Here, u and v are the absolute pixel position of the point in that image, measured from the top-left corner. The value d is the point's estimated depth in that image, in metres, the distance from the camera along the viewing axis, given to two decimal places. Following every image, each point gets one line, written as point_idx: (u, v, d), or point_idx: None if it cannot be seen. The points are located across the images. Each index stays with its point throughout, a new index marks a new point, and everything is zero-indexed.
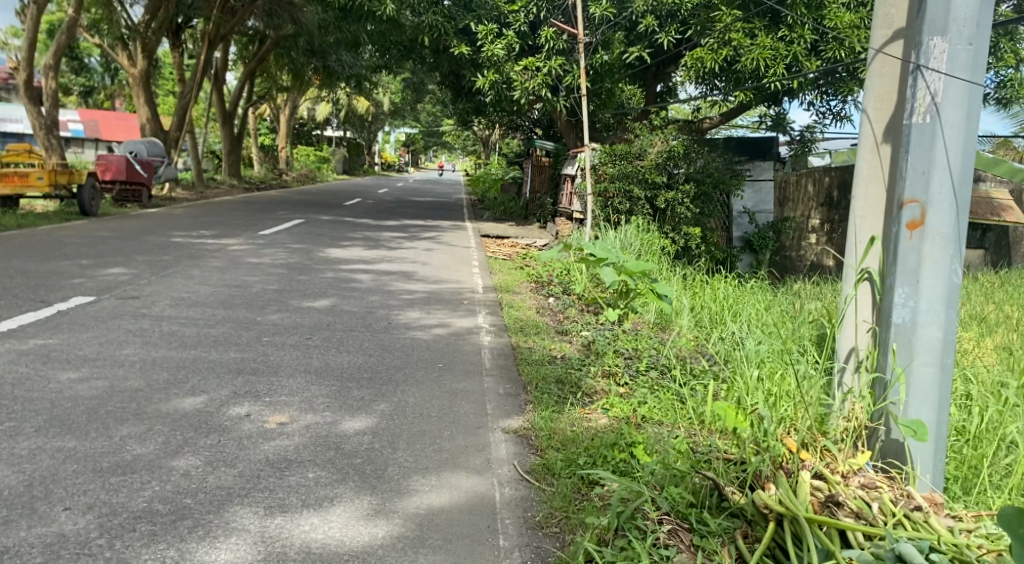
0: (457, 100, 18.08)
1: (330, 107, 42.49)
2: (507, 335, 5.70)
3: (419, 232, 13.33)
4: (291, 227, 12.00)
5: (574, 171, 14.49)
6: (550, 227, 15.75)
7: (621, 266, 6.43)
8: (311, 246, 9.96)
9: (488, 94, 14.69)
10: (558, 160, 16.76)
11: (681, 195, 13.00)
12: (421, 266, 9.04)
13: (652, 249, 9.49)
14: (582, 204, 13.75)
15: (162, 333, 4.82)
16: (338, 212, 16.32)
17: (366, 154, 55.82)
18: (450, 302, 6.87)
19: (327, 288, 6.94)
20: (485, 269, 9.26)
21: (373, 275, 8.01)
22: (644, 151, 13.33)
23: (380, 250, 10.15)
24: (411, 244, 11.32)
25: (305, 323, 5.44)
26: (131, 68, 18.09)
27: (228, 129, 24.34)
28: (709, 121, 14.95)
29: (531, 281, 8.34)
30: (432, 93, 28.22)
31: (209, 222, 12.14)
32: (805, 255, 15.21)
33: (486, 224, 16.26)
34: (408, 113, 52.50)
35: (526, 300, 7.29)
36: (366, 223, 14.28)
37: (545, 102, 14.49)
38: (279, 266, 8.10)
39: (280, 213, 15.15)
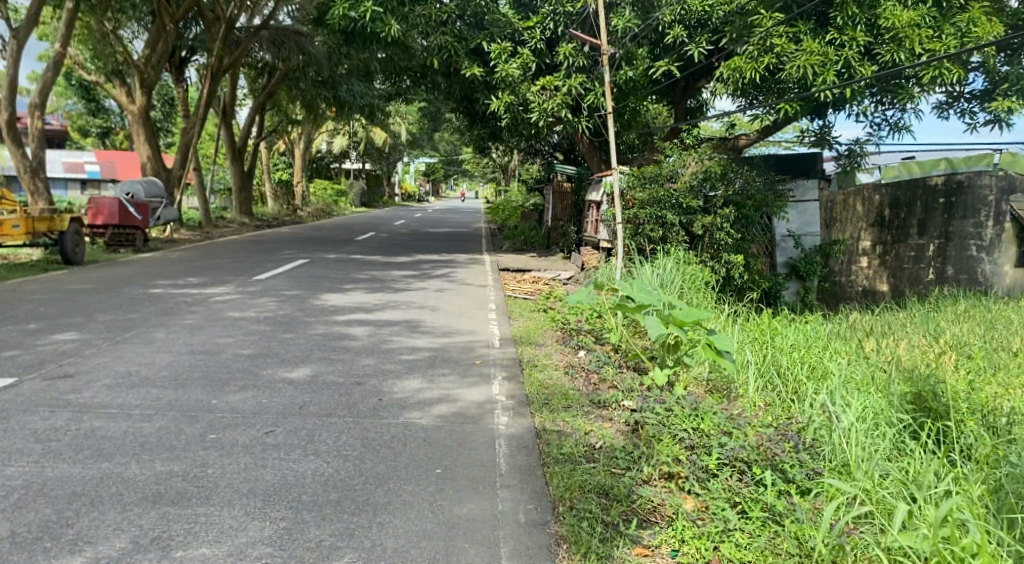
0: (472, 126, 17.06)
1: (347, 139, 41.83)
2: (528, 411, 4.51)
3: (433, 269, 12.21)
4: (291, 270, 10.98)
5: (600, 197, 13.35)
6: (575, 258, 14.55)
7: (669, 315, 5.18)
8: (309, 293, 8.90)
9: (504, 118, 13.66)
10: (580, 185, 15.58)
11: (720, 219, 11.77)
12: (430, 313, 7.91)
13: (696, 285, 8.27)
14: (610, 233, 12.58)
15: (77, 431, 3.74)
16: (347, 249, 15.30)
17: (385, 184, 55.13)
18: (460, 363, 5.70)
19: (313, 351, 5.82)
20: (505, 313, 8.08)
21: (372, 327, 6.89)
22: (676, 172, 12.14)
23: (385, 295, 9.05)
24: (422, 285, 10.21)
25: (272, 407, 4.32)
26: (130, 105, 17.39)
27: (238, 165, 23.62)
28: (745, 139, 13.74)
29: (557, 328, 7.12)
30: (449, 121, 27.35)
31: (203, 268, 11.16)
32: (855, 281, 14.07)
33: (506, 257, 15.11)
34: (427, 142, 51.77)
35: (552, 356, 6.07)
36: (376, 261, 13.24)
37: (565, 123, 13.39)
38: (264, 320, 7.03)
39: (285, 252, 14.18)
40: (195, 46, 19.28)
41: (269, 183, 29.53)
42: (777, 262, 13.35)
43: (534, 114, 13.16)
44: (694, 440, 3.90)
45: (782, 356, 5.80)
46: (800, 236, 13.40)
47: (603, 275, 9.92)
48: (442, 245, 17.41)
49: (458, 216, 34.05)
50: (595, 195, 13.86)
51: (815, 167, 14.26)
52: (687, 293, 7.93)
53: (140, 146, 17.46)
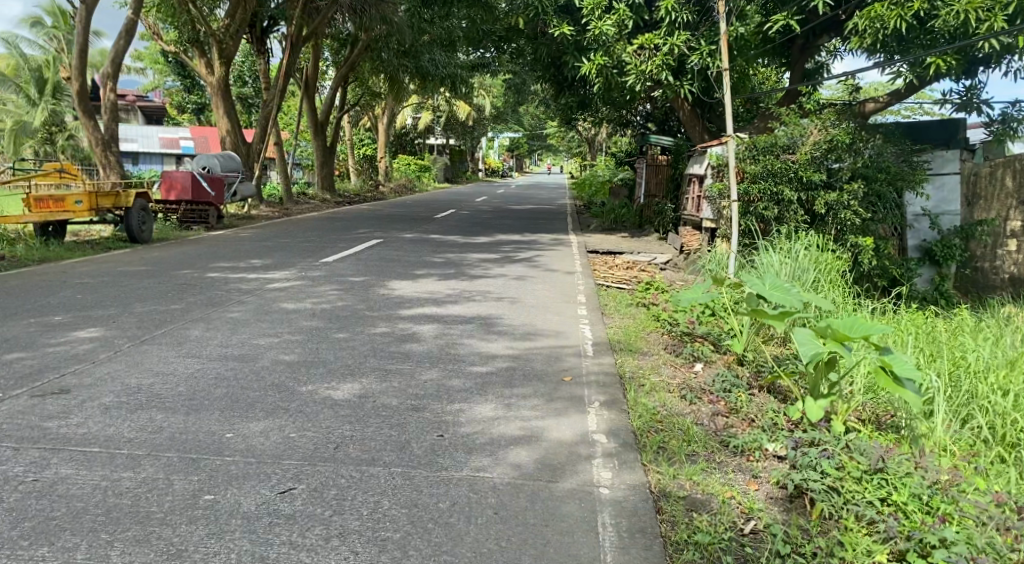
0: (560, 95, 15.78)
1: (431, 113, 41.10)
2: (638, 460, 3.31)
3: (515, 252, 11.11)
4: (362, 251, 10.08)
5: (704, 170, 11.91)
6: (673, 240, 13.14)
7: (828, 328, 3.92)
8: (375, 280, 7.94)
9: (595, 82, 12.36)
10: (679, 158, 14.09)
11: (845, 196, 10.15)
12: (510, 307, 6.77)
13: (832, 277, 6.87)
14: (716, 211, 11.20)
15: (37, 480, 2.83)
16: (424, 227, 14.37)
17: (468, 159, 54.38)
18: (545, 378, 4.55)
19: (366, 358, 4.78)
20: (597, 307, 6.88)
21: (440, 326, 5.81)
22: (794, 142, 10.64)
23: (460, 283, 7.98)
24: (502, 271, 9.10)
25: (298, 447, 3.29)
26: (206, 76, 16.91)
27: (320, 140, 23.16)
28: (874, 103, 11.92)
29: (664, 329, 5.89)
30: (533, 92, 26.09)
31: (271, 248, 10.42)
32: (1001, 268, 11.94)
33: (595, 238, 13.83)
34: (512, 116, 50.54)
35: (664, 370, 4.87)
36: (454, 242, 12.23)
37: (665, 88, 11.97)
38: (319, 314, 6.06)
39: (359, 231, 13.37)
40: (273, 16, 18.65)
41: (350, 158, 29.05)
42: (909, 246, 11.57)
43: (630, 77, 11.80)
44: (895, 533, 2.70)
45: (970, 378, 4.46)
46: (938, 215, 11.52)
47: (709, 266, 8.58)
48: (523, 224, 16.26)
49: (542, 192, 32.80)
50: (697, 168, 12.40)
51: (958, 136, 12.24)
52: (824, 291, 6.51)
53: (218, 119, 17.01)
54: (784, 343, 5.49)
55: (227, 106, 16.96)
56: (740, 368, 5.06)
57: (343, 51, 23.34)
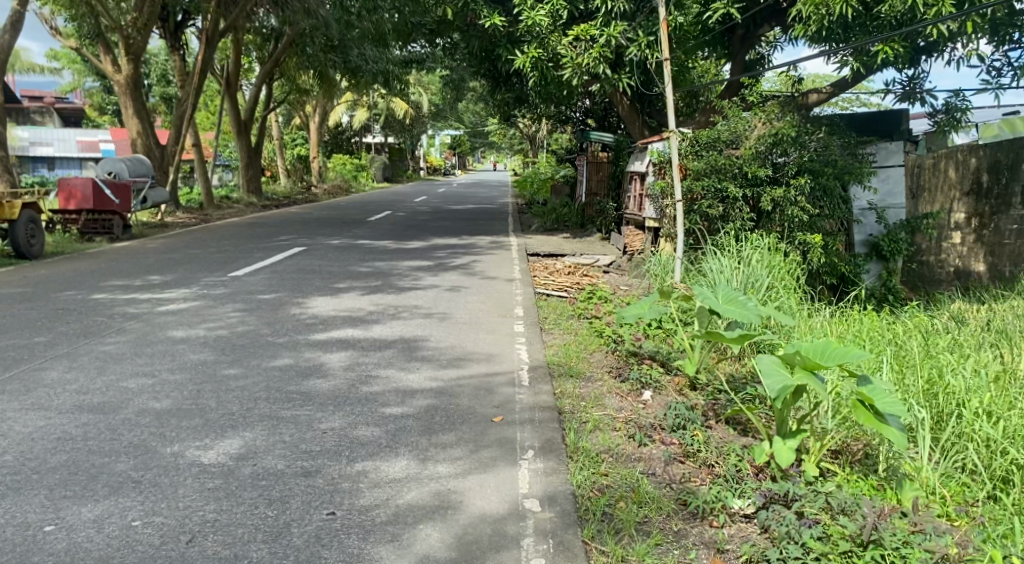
0: (495, 90, 15.13)
1: (367, 111, 39.91)
2: (578, 538, 2.70)
3: (449, 258, 10.39)
4: (280, 262, 9.23)
5: (645, 168, 11.44)
6: (615, 240, 12.62)
7: (797, 356, 3.34)
8: (288, 297, 7.13)
9: (530, 76, 11.75)
10: (619, 153, 13.57)
11: (789, 192, 9.75)
12: (436, 325, 6.07)
13: (788, 284, 6.43)
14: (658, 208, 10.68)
15: None
16: (353, 232, 13.52)
17: (409, 158, 53.25)
18: (469, 417, 3.87)
19: (256, 402, 4.03)
20: (534, 321, 6.24)
21: (352, 353, 5.08)
22: (740, 136, 10.29)
23: (384, 297, 7.24)
24: (433, 281, 8.38)
25: (138, 544, 2.55)
26: (112, 74, 15.61)
27: (245, 140, 22.05)
28: (816, 94, 11.59)
29: (607, 346, 5.27)
30: (470, 89, 25.34)
31: (179, 261, 9.48)
32: (946, 261, 11.71)
33: (535, 240, 13.23)
34: (451, 113, 49.63)
35: (607, 399, 4.25)
36: (385, 248, 11.45)
37: (603, 81, 11.43)
38: (213, 344, 5.27)
39: (283, 238, 12.46)
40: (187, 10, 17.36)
41: (280, 159, 27.81)
42: (856, 241, 11.14)
43: (566, 70, 11.23)
44: None
45: (946, 402, 3.99)
46: (884, 209, 11.19)
47: (653, 271, 8.05)
48: (461, 225, 15.54)
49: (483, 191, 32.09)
50: (638, 164, 11.91)
51: (900, 127, 12.01)
52: (779, 299, 5.99)
53: (129, 120, 15.78)
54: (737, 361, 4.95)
55: (136, 106, 15.79)
56: (692, 395, 4.48)
57: (268, 46, 22.18)
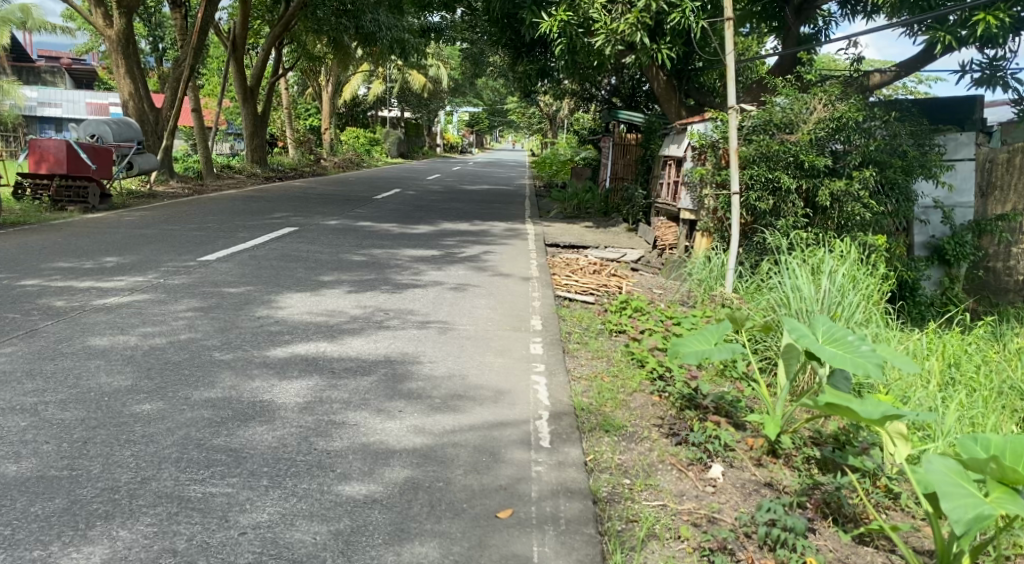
0: (515, 62, 13.79)
1: (383, 83, 38.46)
2: None
3: (457, 246, 9.16)
4: (263, 246, 8.02)
5: (683, 152, 10.18)
6: (644, 232, 11.34)
7: (992, 472, 2.08)
8: (260, 292, 5.93)
9: (556, 43, 10.44)
10: (651, 135, 12.28)
11: (852, 185, 8.32)
12: (433, 340, 4.83)
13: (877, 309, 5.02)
14: (696, 201, 9.64)
15: None
16: (355, 212, 12.29)
17: (425, 134, 51.92)
18: (460, 507, 2.66)
19: (159, 468, 2.83)
20: (554, 341, 4.96)
21: (315, 384, 3.87)
22: (796, 119, 8.82)
23: (374, 297, 6.01)
24: (435, 276, 7.14)
25: None
26: (103, 29, 14.16)
27: (251, 107, 20.84)
28: (881, 74, 10.16)
29: (649, 389, 4.01)
30: (491, 62, 23.89)
31: (148, 238, 8.30)
32: (1016, 269, 9.40)
33: (554, 227, 11.95)
34: (470, 88, 48.07)
35: (660, 478, 3.01)
36: (387, 231, 10.22)
37: (638, 51, 10.08)
38: (141, 360, 4.07)
39: (276, 215, 11.27)
40: None
41: (289, 129, 26.57)
42: (914, 243, 9.45)
43: (598, 37, 9.90)
44: None
45: None
46: (952, 207, 9.44)
47: (696, 279, 6.77)
48: (474, 207, 14.30)
49: (501, 170, 30.67)
50: (675, 148, 10.58)
51: (974, 116, 10.54)
52: (874, 328, 4.60)
53: (120, 80, 14.49)
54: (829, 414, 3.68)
55: (128, 66, 14.46)
56: (777, 470, 3.23)
57: (277, 8, 20.82)
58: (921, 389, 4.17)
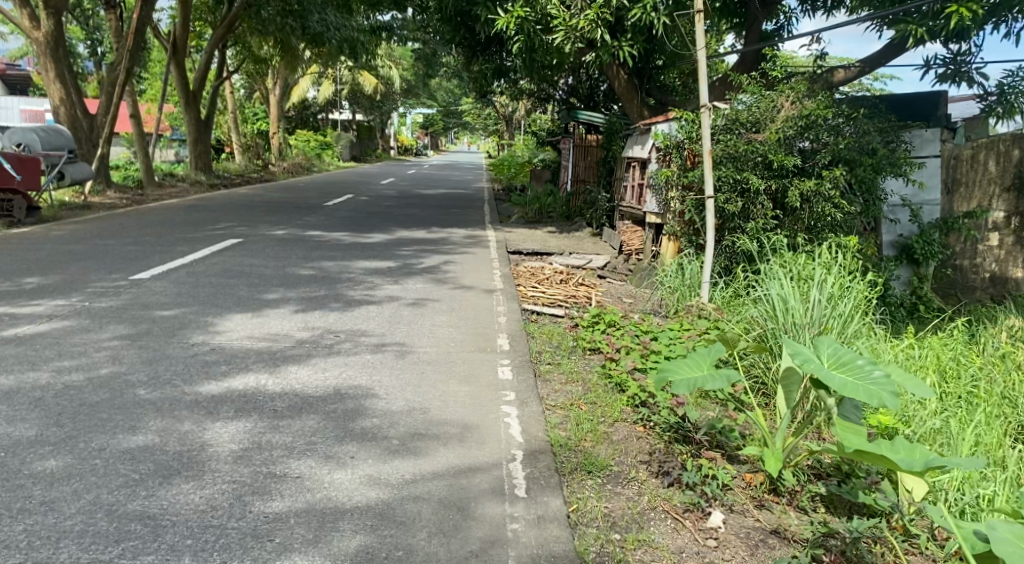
0: (470, 62, 13.37)
1: (334, 86, 37.63)
2: None
3: (414, 256, 8.70)
4: (203, 261, 7.44)
5: (647, 153, 9.90)
6: (609, 236, 11.03)
7: None
8: (197, 315, 5.37)
9: (514, 41, 10.05)
10: (612, 136, 11.99)
11: (821, 185, 8.12)
12: (390, 366, 4.37)
13: (867, 318, 4.77)
14: (660, 204, 9.49)
15: None
16: (305, 220, 11.71)
17: (378, 137, 51.11)
18: None
19: (57, 548, 2.34)
20: (523, 362, 4.56)
21: (256, 426, 3.38)
22: (764, 119, 8.60)
23: (324, 317, 5.51)
24: (391, 289, 6.68)
25: None
26: (29, 30, 13.28)
27: (195, 112, 19.98)
28: (843, 71, 10.01)
29: (632, 418, 3.65)
30: (445, 63, 23.42)
31: (77, 255, 7.63)
32: (981, 265, 9.44)
33: (515, 233, 11.55)
34: (423, 90, 47.49)
35: (655, 532, 2.64)
36: (339, 242, 9.68)
37: (598, 48, 9.76)
38: (50, 401, 3.53)
39: (220, 226, 10.63)
40: None
41: (236, 134, 25.67)
42: (883, 241, 9.23)
43: (557, 34, 9.54)
44: None
45: None
46: (920, 206, 9.31)
47: (668, 289, 6.46)
48: (430, 213, 13.83)
49: (457, 173, 30.23)
50: (640, 149, 10.29)
51: (935, 113, 10.45)
52: (867, 341, 4.32)
53: (50, 84, 13.63)
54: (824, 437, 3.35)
55: (58, 70, 13.59)
56: (781, 513, 2.88)
57: (220, 8, 20.01)
58: (922, 409, 3.89)
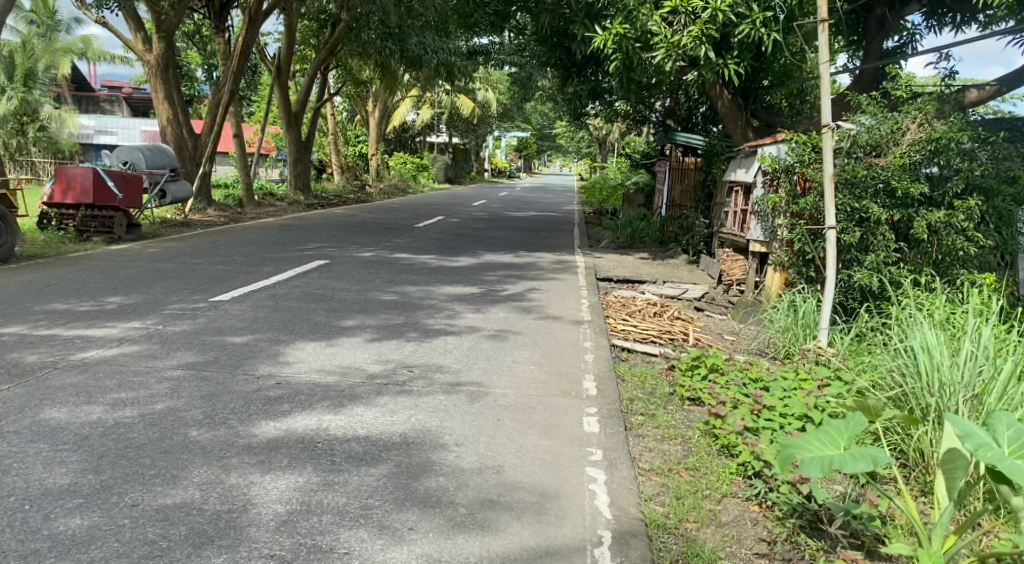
0: (565, 83, 13.00)
1: (431, 109, 38.19)
2: None
3: (499, 282, 8.30)
4: (284, 283, 7.27)
5: (752, 177, 9.24)
6: (707, 265, 10.33)
7: None
8: (268, 342, 5.12)
9: (612, 59, 9.60)
10: (713, 158, 11.34)
11: (953, 215, 7.19)
12: (463, 410, 3.91)
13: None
14: (766, 232, 8.82)
15: None
16: (393, 242, 11.54)
17: (473, 160, 51.59)
18: None
19: None
20: (613, 412, 4.04)
21: (306, 482, 2.97)
22: (889, 141, 7.73)
23: (398, 349, 5.14)
24: (472, 319, 6.26)
25: None
26: (142, 53, 13.92)
27: (295, 133, 20.47)
28: (977, 90, 9.01)
29: (744, 494, 3.08)
30: (539, 86, 23.21)
31: (164, 274, 7.64)
32: None
33: (606, 259, 11.00)
34: (518, 114, 47.66)
35: None
36: (424, 265, 9.41)
37: (701, 65, 9.20)
38: (95, 442, 3.27)
39: (308, 246, 10.58)
40: None
41: (335, 155, 26.24)
42: None
43: (657, 51, 9.05)
44: None
45: None
46: None
47: (778, 329, 5.78)
48: (519, 236, 13.46)
49: (549, 196, 29.91)
50: (744, 173, 9.61)
51: None
52: None
53: (159, 105, 14.14)
54: (993, 538, 2.67)
55: (166, 90, 14.14)
56: None
57: (323, 32, 20.51)
58: None
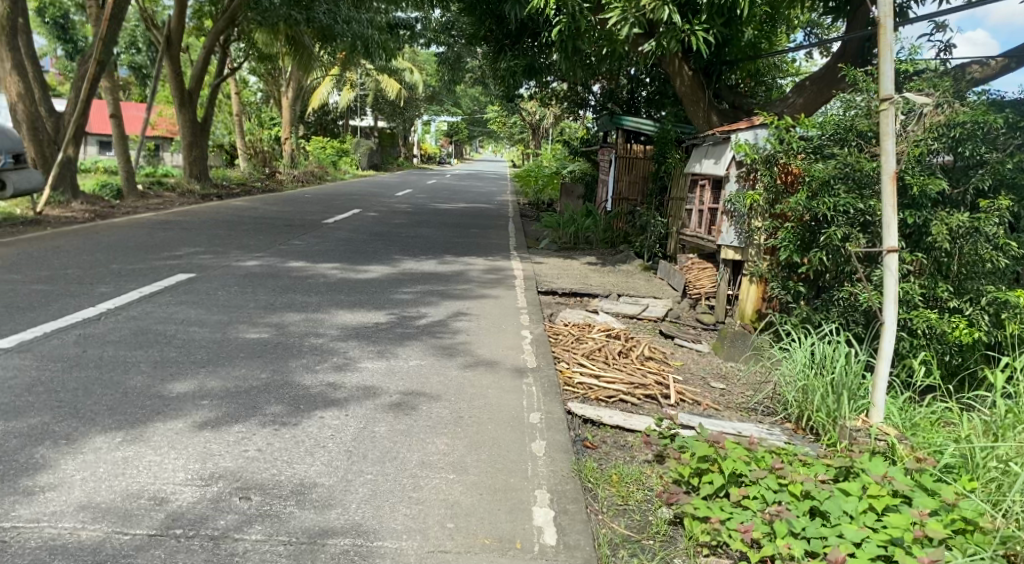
0: (497, 57, 11.17)
1: (353, 91, 35.68)
2: None
3: (414, 303, 6.45)
4: (112, 318, 5.25)
5: (725, 171, 7.63)
6: (666, 272, 8.78)
7: None
8: (21, 442, 3.14)
9: (554, 24, 7.83)
10: (666, 146, 9.75)
11: (980, 218, 4.67)
12: None
13: None
14: (742, 236, 7.23)
15: None
16: (291, 245, 9.53)
17: (400, 146, 49.17)
18: None
19: None
20: None
21: None
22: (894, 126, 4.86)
23: (240, 446, 3.28)
24: (368, 372, 4.41)
25: None
26: None
27: (189, 113, 17.95)
28: (980, 68, 7.63)
29: None
30: (469, 67, 21.16)
31: None
32: None
33: (548, 266, 9.24)
34: (448, 97, 45.48)
35: None
36: (321, 278, 7.43)
37: (663, 34, 7.50)
38: None
39: (179, 253, 8.48)
40: None
41: (241, 139, 23.66)
42: None
43: (611, 14, 7.35)
44: None
45: None
46: None
47: (795, 389, 4.26)
48: (445, 235, 11.61)
49: (480, 184, 27.97)
50: (713, 164, 7.99)
51: None
52: None
53: (6, 77, 11.56)
54: None
55: (15, 58, 11.57)
56: None
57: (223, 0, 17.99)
58: None
